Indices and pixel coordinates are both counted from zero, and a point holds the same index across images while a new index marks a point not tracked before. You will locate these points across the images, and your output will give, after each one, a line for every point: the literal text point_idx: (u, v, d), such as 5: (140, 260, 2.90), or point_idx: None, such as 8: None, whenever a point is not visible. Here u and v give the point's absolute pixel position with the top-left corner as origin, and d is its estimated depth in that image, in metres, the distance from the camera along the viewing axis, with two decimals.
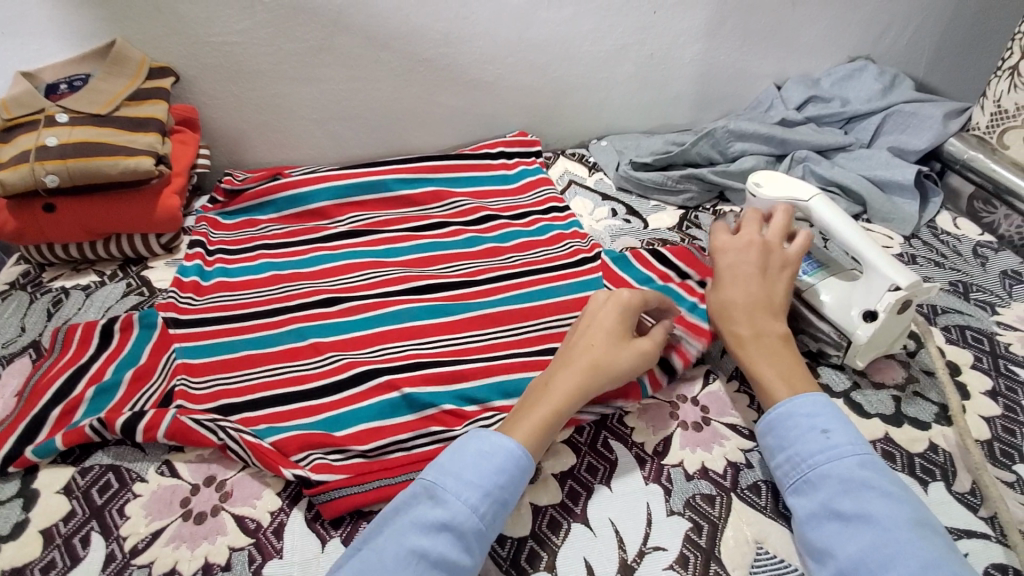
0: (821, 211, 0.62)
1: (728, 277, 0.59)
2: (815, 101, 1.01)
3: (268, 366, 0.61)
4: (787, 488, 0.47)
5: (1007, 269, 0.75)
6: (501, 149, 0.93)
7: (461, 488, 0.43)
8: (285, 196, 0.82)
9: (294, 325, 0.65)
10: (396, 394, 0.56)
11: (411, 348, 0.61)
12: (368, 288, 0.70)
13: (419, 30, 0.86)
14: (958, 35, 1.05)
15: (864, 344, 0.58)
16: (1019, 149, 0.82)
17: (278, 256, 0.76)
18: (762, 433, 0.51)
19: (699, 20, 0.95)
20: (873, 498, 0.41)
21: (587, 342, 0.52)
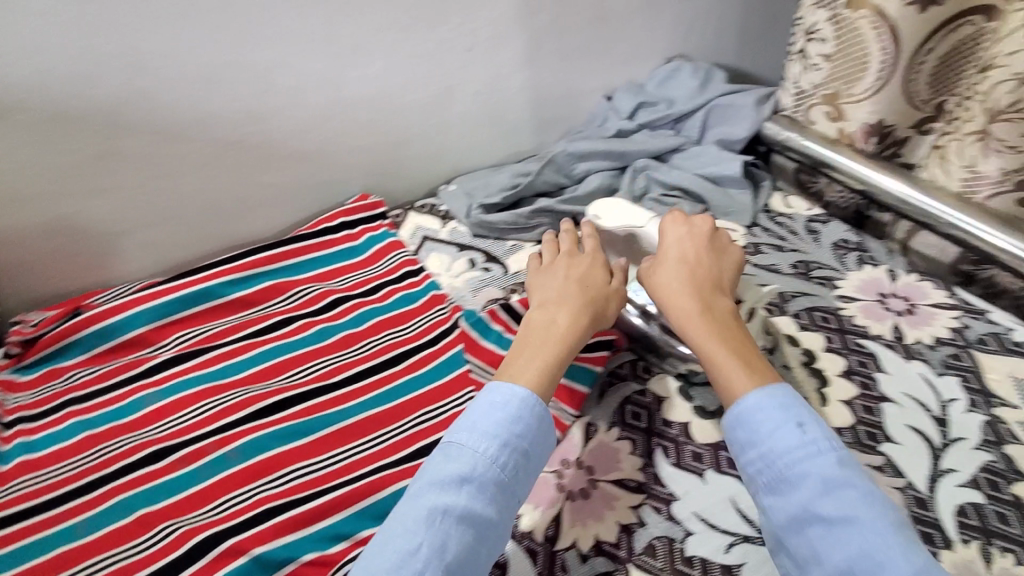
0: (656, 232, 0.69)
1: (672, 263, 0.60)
2: (645, 107, 1.03)
3: (86, 563, 0.52)
4: (761, 489, 0.45)
5: (837, 239, 0.79)
6: (342, 219, 0.85)
7: (477, 441, 0.46)
8: (91, 332, 0.70)
9: (115, 498, 0.56)
10: (244, 559, 0.50)
11: (261, 491, 0.55)
12: (204, 425, 0.62)
13: (216, 114, 0.78)
14: (756, 21, 1.11)
15: None
16: (824, 124, 0.87)
17: (92, 409, 0.64)
18: (728, 427, 0.49)
19: (516, 50, 0.93)
20: (854, 498, 0.41)
21: (580, 292, 0.60)
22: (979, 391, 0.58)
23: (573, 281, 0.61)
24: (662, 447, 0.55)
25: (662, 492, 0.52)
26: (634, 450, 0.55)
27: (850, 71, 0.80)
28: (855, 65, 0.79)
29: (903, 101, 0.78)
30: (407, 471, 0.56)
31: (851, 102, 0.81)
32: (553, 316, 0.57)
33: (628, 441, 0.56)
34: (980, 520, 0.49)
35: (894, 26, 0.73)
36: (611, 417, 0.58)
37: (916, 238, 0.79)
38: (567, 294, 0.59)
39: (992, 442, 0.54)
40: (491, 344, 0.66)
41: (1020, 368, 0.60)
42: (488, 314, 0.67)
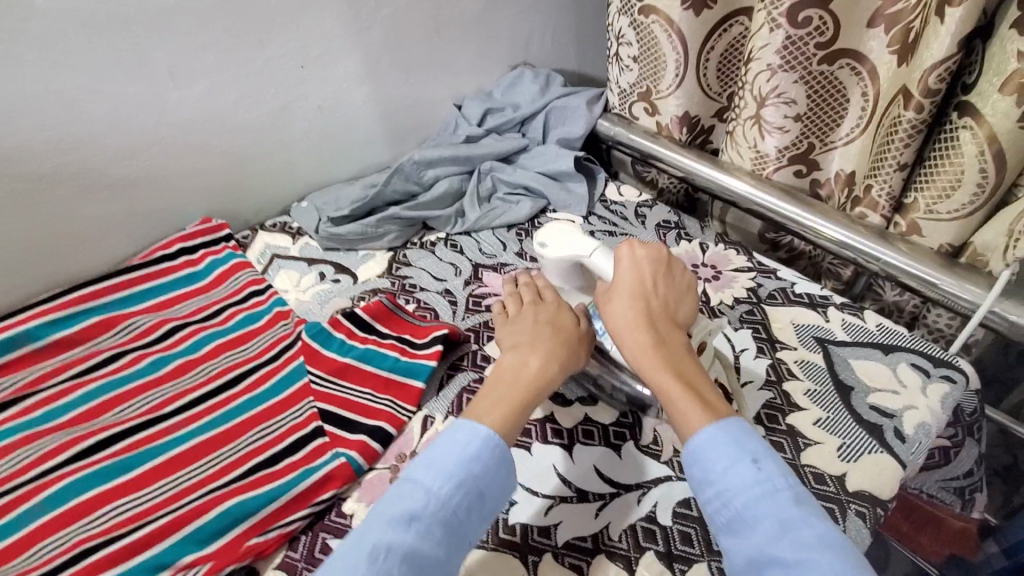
0: (604, 266, 0.60)
1: (626, 294, 0.55)
2: (492, 113, 1.08)
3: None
4: (719, 527, 0.44)
5: (661, 220, 0.87)
6: (180, 246, 0.82)
7: (433, 479, 0.45)
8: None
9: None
10: None
11: (79, 533, 0.52)
12: (15, 476, 0.57)
13: (18, 149, 0.72)
14: (588, 28, 1.20)
15: None
16: (645, 119, 0.96)
17: None
18: (687, 466, 0.48)
19: (354, 65, 0.94)
20: (809, 539, 0.40)
21: (552, 331, 0.57)
22: (766, 339, 0.67)
23: (543, 323, 0.58)
24: None
25: None
26: None
27: (653, 70, 0.89)
28: (655, 66, 0.89)
29: (699, 93, 0.88)
30: (241, 487, 0.55)
31: (660, 97, 0.91)
32: (523, 358, 0.54)
33: None
34: None
35: (678, 28, 0.82)
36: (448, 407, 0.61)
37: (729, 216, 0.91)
38: (538, 335, 0.56)
39: (773, 381, 0.62)
40: (332, 351, 0.67)
41: (800, 315, 0.69)
42: (331, 326, 0.68)
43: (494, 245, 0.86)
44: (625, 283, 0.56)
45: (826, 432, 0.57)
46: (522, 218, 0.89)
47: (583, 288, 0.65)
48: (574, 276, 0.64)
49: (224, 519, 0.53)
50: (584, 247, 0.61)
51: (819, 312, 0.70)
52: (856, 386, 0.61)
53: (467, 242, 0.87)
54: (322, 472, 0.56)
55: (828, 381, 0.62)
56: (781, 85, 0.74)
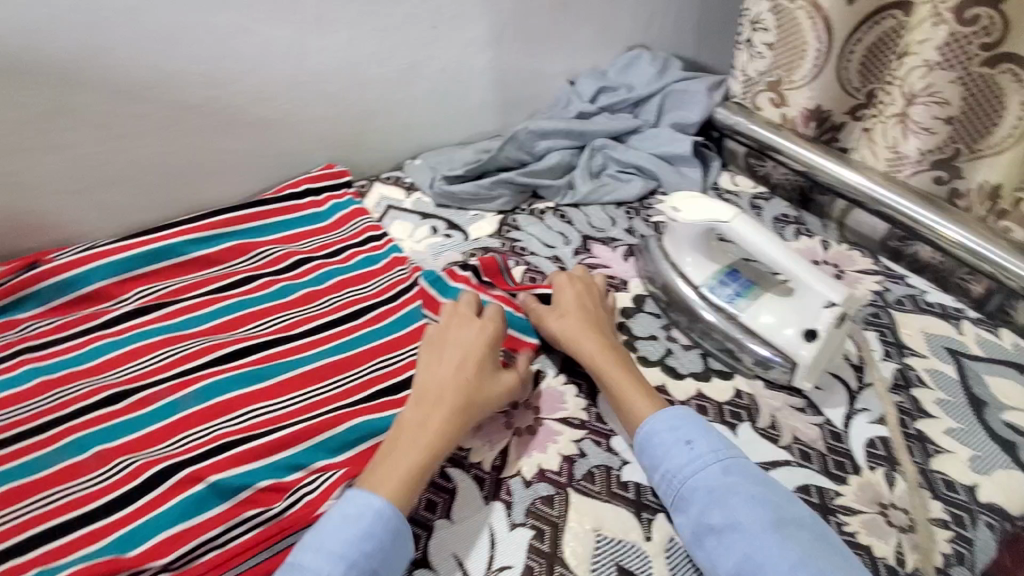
0: (743, 233, 0.58)
1: (569, 305, 0.62)
2: (605, 91, 1.07)
3: (40, 495, 0.52)
4: (668, 507, 0.48)
5: (778, 213, 0.85)
6: (307, 186, 0.87)
7: (321, 563, 0.43)
8: (45, 286, 0.69)
9: (71, 436, 0.56)
10: (201, 486, 0.52)
11: (219, 428, 0.57)
12: (164, 370, 0.62)
13: (175, 77, 0.78)
14: (711, 15, 1.17)
15: (810, 364, 0.56)
16: (769, 110, 0.94)
17: (46, 358, 0.64)
18: (637, 456, 0.52)
19: (481, 31, 0.96)
20: (738, 505, 0.44)
21: (463, 375, 0.53)
22: (894, 343, 0.64)
23: (457, 363, 0.54)
24: None
25: (603, 429, 0.56)
26: (579, 393, 0.59)
27: (789, 59, 0.86)
28: (794, 53, 0.85)
29: (836, 86, 0.85)
30: (365, 409, 0.58)
31: (792, 88, 0.88)
32: (428, 412, 0.51)
33: (574, 384, 0.60)
34: (887, 450, 0.54)
35: (826, 16, 0.79)
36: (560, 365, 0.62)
37: (850, 217, 0.86)
38: (448, 383, 0.53)
39: (901, 386, 0.60)
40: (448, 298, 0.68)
41: (930, 325, 0.66)
42: (448, 274, 0.71)
43: (603, 220, 0.86)
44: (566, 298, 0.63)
45: (958, 442, 0.55)
46: (633, 197, 0.89)
47: (712, 255, 0.65)
48: (704, 244, 0.64)
49: (350, 434, 0.56)
50: (722, 212, 0.60)
51: (952, 324, 0.66)
52: (990, 402, 0.58)
53: (576, 215, 0.87)
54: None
55: (960, 393, 0.59)
56: (936, 83, 0.71)
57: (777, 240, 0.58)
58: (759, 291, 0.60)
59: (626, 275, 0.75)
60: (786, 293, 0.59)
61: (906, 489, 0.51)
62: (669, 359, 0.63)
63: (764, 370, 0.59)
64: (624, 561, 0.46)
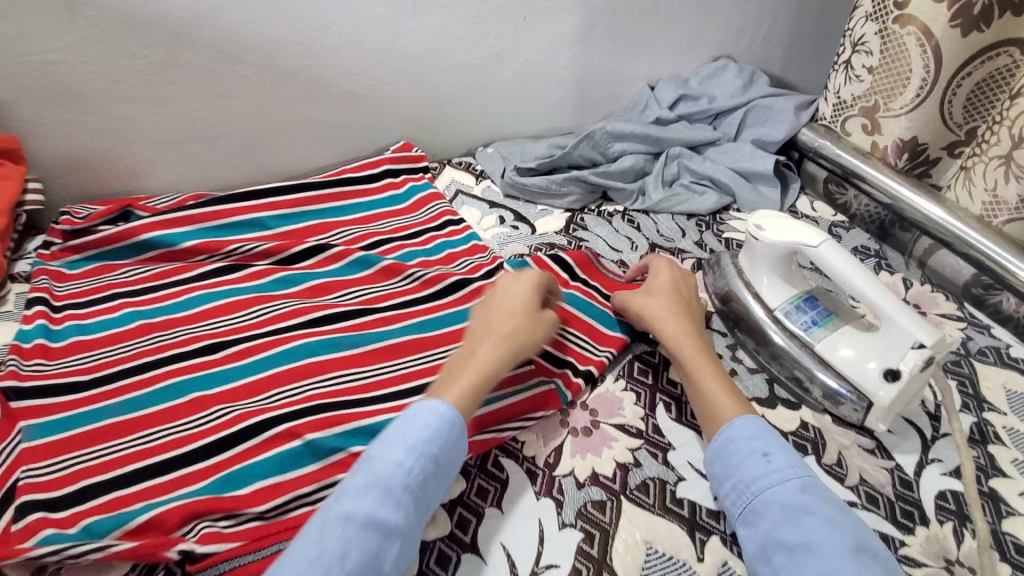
0: (831, 259, 0.56)
1: (662, 287, 0.63)
2: (685, 100, 1.05)
3: (143, 432, 0.54)
4: (735, 518, 0.47)
5: (858, 244, 0.81)
6: (388, 166, 0.89)
7: (386, 449, 0.45)
8: (142, 239, 0.73)
9: (172, 380, 0.59)
10: (298, 442, 0.52)
11: (311, 388, 0.58)
12: (259, 327, 0.65)
13: (274, 43, 0.80)
14: (805, 32, 1.12)
15: (887, 407, 0.53)
16: (859, 136, 0.90)
17: (145, 304, 0.68)
18: (708, 460, 0.50)
19: (570, 26, 0.95)
20: (816, 525, 0.42)
21: (510, 318, 0.56)
22: (974, 396, 0.60)
23: (503, 308, 0.57)
24: (665, 402, 0.58)
25: (660, 441, 0.55)
26: (638, 401, 0.58)
27: (891, 85, 0.82)
28: (897, 79, 0.81)
29: (936, 119, 0.80)
30: None
31: (888, 116, 0.84)
32: (476, 346, 0.54)
33: (633, 391, 0.59)
34: (958, 504, 0.51)
35: (937, 44, 0.75)
36: (618, 370, 0.61)
37: (933, 256, 0.82)
38: (494, 324, 0.56)
39: (977, 440, 0.57)
40: None
41: (1013, 380, 0.62)
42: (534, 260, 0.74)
43: (672, 230, 0.84)
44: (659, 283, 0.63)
45: None
46: (705, 210, 0.87)
47: (790, 280, 0.63)
48: (783, 267, 0.62)
49: None
50: (811, 236, 0.58)
51: None
52: None
53: (645, 221, 0.86)
54: (534, 393, 0.57)
55: None
56: None
57: (866, 271, 0.55)
58: (840, 322, 0.59)
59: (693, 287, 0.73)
60: (868, 329, 0.57)
61: (976, 547, 0.48)
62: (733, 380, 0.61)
63: (834, 405, 0.57)
64: None
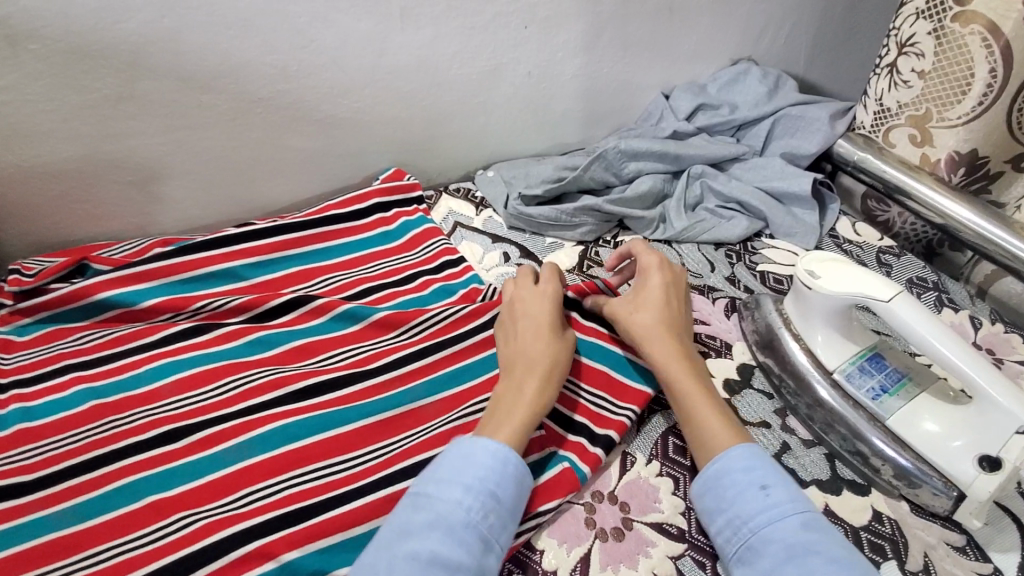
0: (906, 318, 0.46)
1: (649, 294, 0.56)
2: (704, 109, 0.95)
3: (90, 551, 0.46)
4: (730, 557, 0.43)
5: (913, 275, 0.72)
6: (377, 199, 0.79)
7: (442, 487, 0.44)
8: (97, 299, 0.64)
9: (126, 479, 0.50)
10: (273, 565, 0.44)
11: (289, 487, 0.49)
12: (228, 405, 0.56)
13: (246, 67, 0.71)
14: (833, 29, 1.02)
15: (984, 501, 0.44)
16: (905, 148, 0.80)
17: (99, 378, 0.59)
18: (697, 492, 0.47)
19: (576, 34, 0.85)
20: (819, 566, 0.38)
21: (531, 338, 0.54)
22: None
23: (525, 327, 0.56)
24: None
25: (707, 546, 0.46)
26: (677, 490, 0.49)
27: (947, 93, 0.72)
28: (955, 86, 0.71)
29: (1002, 129, 0.70)
30: None
31: (941, 126, 0.74)
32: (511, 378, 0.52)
33: (670, 477, 0.50)
34: None
35: (1006, 45, 0.65)
36: (651, 449, 0.53)
37: (997, 283, 0.72)
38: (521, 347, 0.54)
39: None
40: None
41: None
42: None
43: (699, 263, 0.75)
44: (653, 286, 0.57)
45: None
46: (735, 238, 0.77)
47: (848, 336, 0.53)
48: (842, 321, 0.53)
49: None
50: (879, 288, 0.48)
51: None
52: None
53: (667, 252, 0.77)
54: (545, 476, 0.49)
55: None
56: None
57: (950, 331, 0.46)
58: (915, 389, 0.50)
59: (728, 335, 0.63)
60: (952, 401, 0.48)
61: None
62: (787, 457, 0.51)
63: (909, 489, 0.47)
64: None
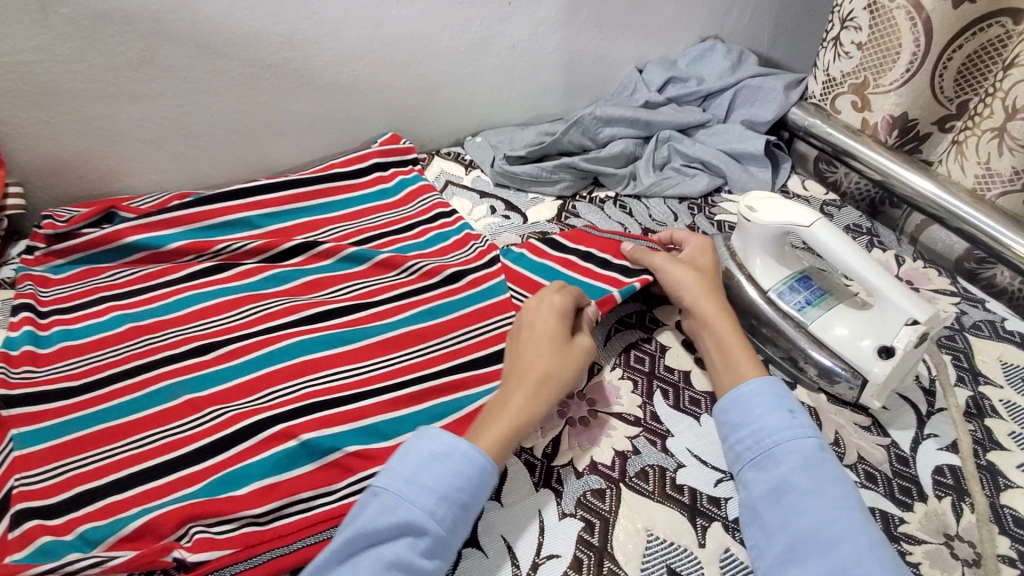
0: (824, 239, 0.55)
1: (708, 270, 0.63)
2: (674, 82, 1.04)
3: (138, 436, 0.54)
4: (743, 462, 0.49)
5: (850, 223, 0.83)
6: (375, 159, 0.88)
7: (416, 495, 0.44)
8: (126, 241, 0.72)
9: (164, 383, 0.58)
10: (294, 442, 0.52)
11: (306, 386, 0.58)
12: (250, 326, 0.64)
13: (254, 35, 0.78)
14: (792, 10, 1.11)
15: (881, 383, 0.54)
16: (849, 114, 0.89)
17: (133, 306, 0.67)
18: (723, 408, 0.52)
19: (555, 10, 0.93)
20: (829, 478, 0.45)
21: (535, 357, 0.54)
22: (968, 369, 0.60)
23: (531, 344, 0.55)
24: (662, 389, 0.58)
25: (659, 428, 0.55)
26: (635, 389, 0.59)
27: (880, 60, 0.82)
28: (886, 54, 0.80)
29: (926, 94, 0.80)
30: (444, 386, 0.59)
31: (877, 92, 0.84)
32: (507, 392, 0.52)
33: (630, 380, 0.59)
34: (955, 479, 0.51)
35: (927, 17, 0.74)
36: (615, 358, 0.62)
37: (925, 232, 0.82)
38: (521, 363, 0.54)
39: (974, 414, 0.56)
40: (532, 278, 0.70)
41: (1009, 353, 0.62)
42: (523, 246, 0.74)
43: (664, 214, 0.84)
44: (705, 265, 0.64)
45: None
46: (696, 193, 0.87)
47: (782, 262, 0.62)
48: (775, 247, 0.62)
49: (443, 408, 0.57)
50: (801, 216, 0.57)
51: None
52: None
53: (637, 206, 0.86)
54: None
55: None
56: None
57: (858, 248, 0.55)
58: (833, 301, 0.59)
59: None
60: (860, 308, 0.58)
61: (975, 522, 0.48)
62: None
63: (828, 383, 0.57)
64: (675, 563, 0.46)
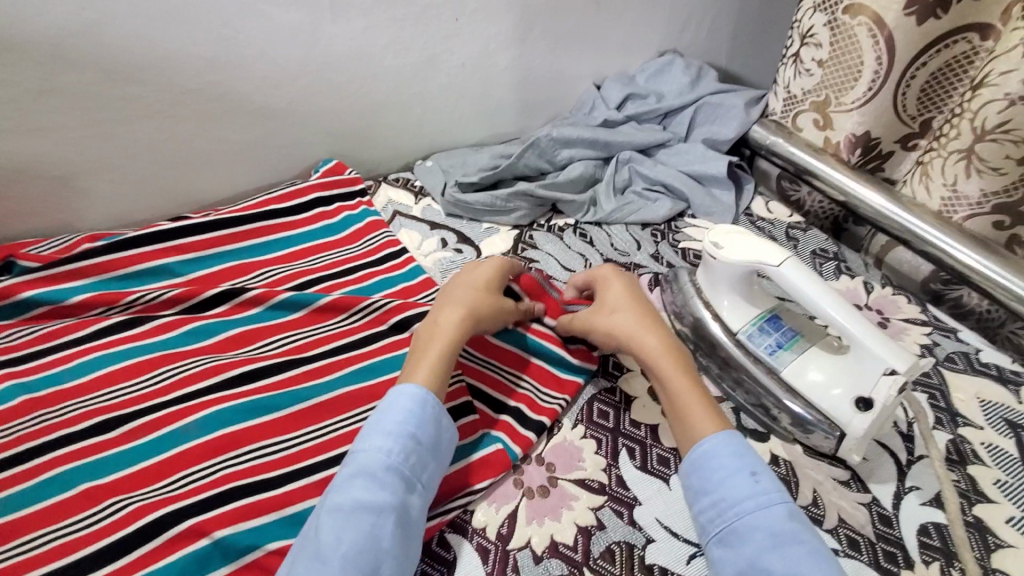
0: (795, 280, 0.51)
1: (628, 302, 0.57)
2: (632, 99, 0.99)
3: (23, 538, 0.46)
4: (710, 538, 0.44)
5: (817, 248, 0.80)
6: (318, 194, 0.80)
7: (365, 441, 0.46)
8: (21, 296, 0.62)
9: (57, 469, 0.50)
10: (206, 541, 0.46)
11: (225, 467, 0.51)
12: (163, 394, 0.56)
13: (172, 59, 0.70)
14: (749, 22, 1.08)
15: (860, 437, 0.50)
16: (811, 132, 0.87)
17: (25, 373, 0.58)
18: (684, 472, 0.47)
19: (506, 26, 0.88)
20: (804, 557, 0.39)
21: (467, 292, 0.57)
22: (945, 409, 0.57)
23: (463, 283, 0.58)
24: (628, 448, 0.53)
25: (625, 496, 0.50)
26: (599, 450, 0.53)
27: (842, 79, 0.79)
28: (848, 72, 0.78)
29: (889, 112, 0.77)
30: None
31: (839, 111, 0.81)
32: (439, 317, 0.55)
33: (594, 439, 0.54)
34: (942, 540, 0.48)
35: (889, 34, 0.72)
36: (576, 415, 0.56)
37: (890, 253, 0.79)
38: (453, 294, 0.57)
39: (955, 461, 0.53)
40: None
41: (986, 389, 0.59)
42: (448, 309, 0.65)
43: (627, 242, 0.80)
44: (619, 296, 0.58)
45: (1021, 535, 0.48)
46: (659, 219, 0.83)
47: (750, 300, 0.58)
48: (744, 286, 0.58)
49: None
50: (770, 255, 0.53)
51: (1010, 389, 0.60)
52: None
53: (598, 234, 0.81)
54: (477, 457, 0.51)
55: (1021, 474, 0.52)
56: (1014, 119, 0.64)
57: (832, 290, 0.51)
58: (806, 343, 0.55)
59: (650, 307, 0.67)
60: (836, 351, 0.53)
61: None
62: None
63: (804, 433, 0.53)
64: None
